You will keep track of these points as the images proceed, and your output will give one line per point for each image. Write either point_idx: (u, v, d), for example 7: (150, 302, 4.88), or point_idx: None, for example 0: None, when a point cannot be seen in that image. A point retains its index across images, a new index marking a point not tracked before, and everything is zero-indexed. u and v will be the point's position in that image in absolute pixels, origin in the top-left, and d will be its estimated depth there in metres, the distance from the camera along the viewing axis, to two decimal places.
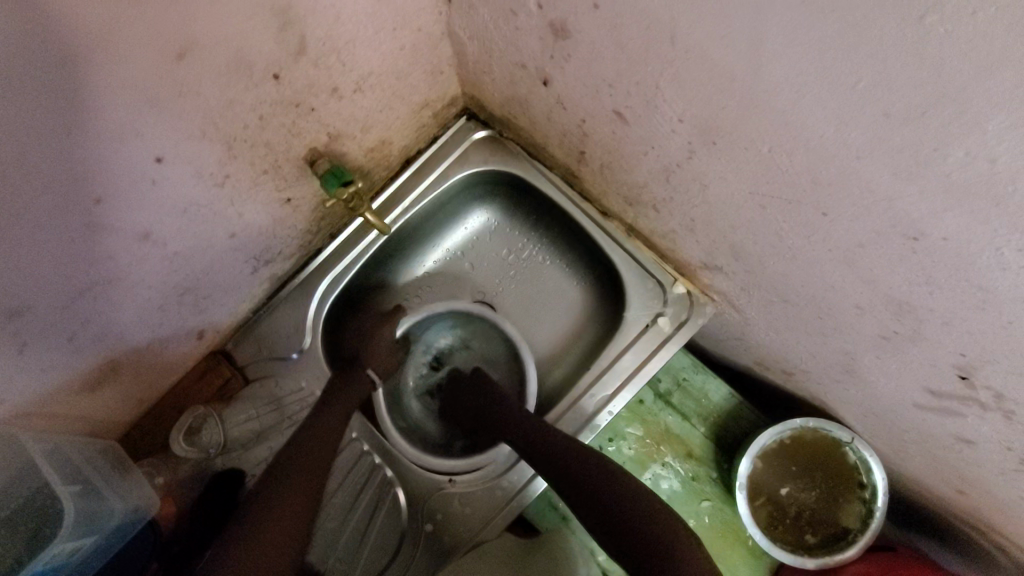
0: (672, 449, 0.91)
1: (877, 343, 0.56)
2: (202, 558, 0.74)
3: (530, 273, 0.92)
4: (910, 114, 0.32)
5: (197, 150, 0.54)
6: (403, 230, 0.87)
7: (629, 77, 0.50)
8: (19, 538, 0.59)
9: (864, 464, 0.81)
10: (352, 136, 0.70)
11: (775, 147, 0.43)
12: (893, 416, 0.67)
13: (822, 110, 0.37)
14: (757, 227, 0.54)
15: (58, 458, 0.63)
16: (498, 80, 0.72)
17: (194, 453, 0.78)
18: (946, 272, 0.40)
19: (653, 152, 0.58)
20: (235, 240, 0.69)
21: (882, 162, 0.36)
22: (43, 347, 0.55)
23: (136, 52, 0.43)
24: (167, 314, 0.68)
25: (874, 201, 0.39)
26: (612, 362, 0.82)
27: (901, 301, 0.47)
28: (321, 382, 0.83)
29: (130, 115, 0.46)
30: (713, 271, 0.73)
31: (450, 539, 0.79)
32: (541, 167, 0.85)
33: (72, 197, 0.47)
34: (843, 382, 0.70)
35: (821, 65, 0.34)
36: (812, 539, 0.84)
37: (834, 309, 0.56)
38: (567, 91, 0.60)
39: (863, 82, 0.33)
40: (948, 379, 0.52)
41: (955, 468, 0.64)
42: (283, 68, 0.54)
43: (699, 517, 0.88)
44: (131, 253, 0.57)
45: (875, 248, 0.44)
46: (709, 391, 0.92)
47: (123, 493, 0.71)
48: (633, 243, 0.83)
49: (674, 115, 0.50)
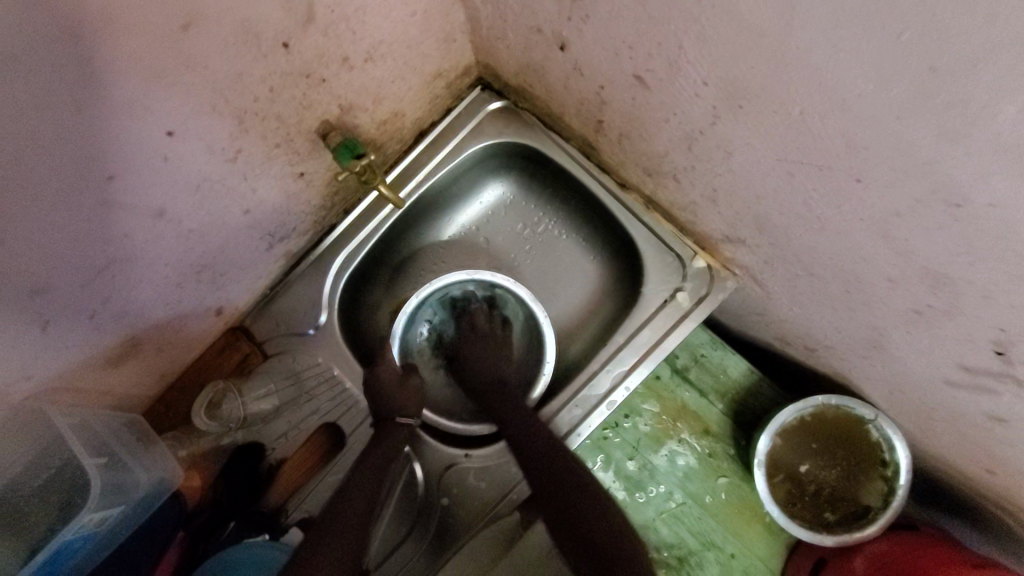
0: (689, 426, 0.90)
1: (908, 318, 0.53)
2: (228, 527, 0.81)
3: (545, 248, 0.91)
4: (960, 67, 0.30)
5: (209, 123, 0.54)
6: (417, 204, 0.86)
7: (652, 37, 0.48)
8: (49, 508, 0.61)
9: (887, 442, 0.79)
10: (364, 108, 0.69)
11: (807, 110, 0.41)
12: (920, 392, 0.65)
13: (861, 66, 0.35)
14: (784, 197, 0.52)
15: (86, 431, 0.65)
16: (512, 47, 0.69)
17: (215, 426, 0.79)
18: (988, 241, 0.37)
19: (675, 119, 0.55)
20: (249, 216, 0.68)
21: (926, 123, 0.34)
22: (65, 324, 0.56)
23: (142, 21, 0.41)
24: (185, 291, 0.68)
25: (915, 165, 0.37)
26: (629, 338, 0.81)
27: (938, 273, 0.44)
28: (338, 357, 0.83)
29: (139, 88, 0.45)
30: (735, 244, 0.71)
31: (466, 512, 0.80)
32: (557, 139, 0.83)
33: (85, 173, 0.47)
34: (868, 358, 0.68)
35: (862, 18, 0.32)
36: (832, 517, 0.83)
37: (864, 282, 0.54)
38: (585, 56, 0.58)
39: (908, 34, 0.31)
40: (982, 356, 0.49)
41: (984, 447, 0.62)
42: (292, 37, 0.53)
43: (716, 494, 0.88)
44: (147, 230, 0.57)
45: (912, 217, 0.41)
46: (729, 366, 0.90)
47: (147, 466, 0.73)
48: (652, 216, 0.81)
49: (699, 78, 0.47)
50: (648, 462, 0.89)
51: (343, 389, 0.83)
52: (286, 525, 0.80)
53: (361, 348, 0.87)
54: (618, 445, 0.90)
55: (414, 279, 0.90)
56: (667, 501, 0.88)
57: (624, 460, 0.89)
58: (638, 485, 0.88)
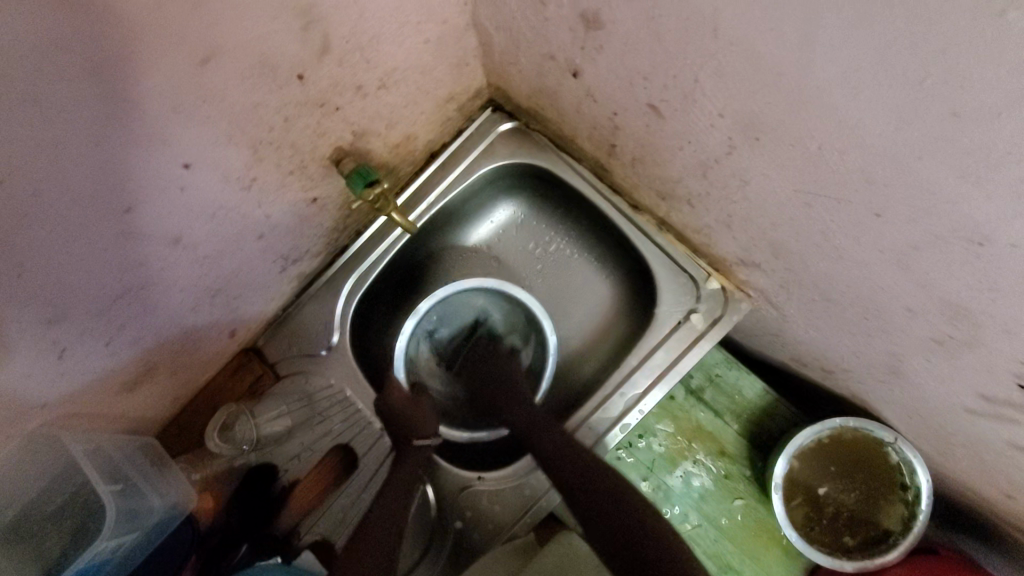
0: (704, 447, 0.88)
1: (927, 347, 0.52)
2: (240, 551, 0.79)
3: (558, 267, 0.91)
4: (983, 116, 0.29)
5: (224, 154, 0.54)
6: (428, 225, 0.86)
7: (667, 69, 0.48)
8: (64, 531, 0.61)
9: (908, 466, 0.77)
10: (376, 133, 0.69)
11: (825, 144, 0.40)
12: (941, 419, 0.64)
13: (880, 107, 0.34)
14: (800, 226, 0.52)
15: (100, 457, 0.65)
16: (525, 71, 0.69)
17: (228, 449, 0.79)
18: (1011, 279, 0.37)
19: (689, 147, 0.55)
20: (263, 241, 0.69)
21: (946, 166, 0.34)
22: (81, 351, 0.56)
23: (160, 58, 0.42)
24: (200, 314, 0.69)
25: (937, 204, 0.37)
26: (643, 359, 0.80)
27: (959, 307, 0.43)
28: (350, 378, 0.83)
29: (157, 125, 0.46)
30: (750, 268, 0.70)
31: (481, 534, 0.78)
32: (569, 160, 0.82)
33: (103, 207, 0.47)
34: (887, 384, 0.67)
35: (884, 61, 0.32)
36: (851, 541, 0.81)
37: (882, 311, 0.53)
38: (597, 84, 0.58)
39: (930, 81, 0.30)
40: (1004, 387, 0.48)
41: (1009, 477, 0.60)
42: (307, 69, 0.53)
43: (732, 516, 0.86)
44: (163, 258, 0.57)
45: (932, 251, 0.41)
46: (743, 387, 0.89)
47: (161, 490, 0.72)
48: (664, 238, 0.80)
49: (714, 109, 0.47)
50: (662, 483, 0.88)
51: (355, 410, 0.83)
52: (298, 547, 0.80)
53: (373, 369, 0.87)
54: (633, 465, 0.88)
55: (426, 299, 0.90)
56: (683, 524, 0.87)
57: (638, 481, 0.88)
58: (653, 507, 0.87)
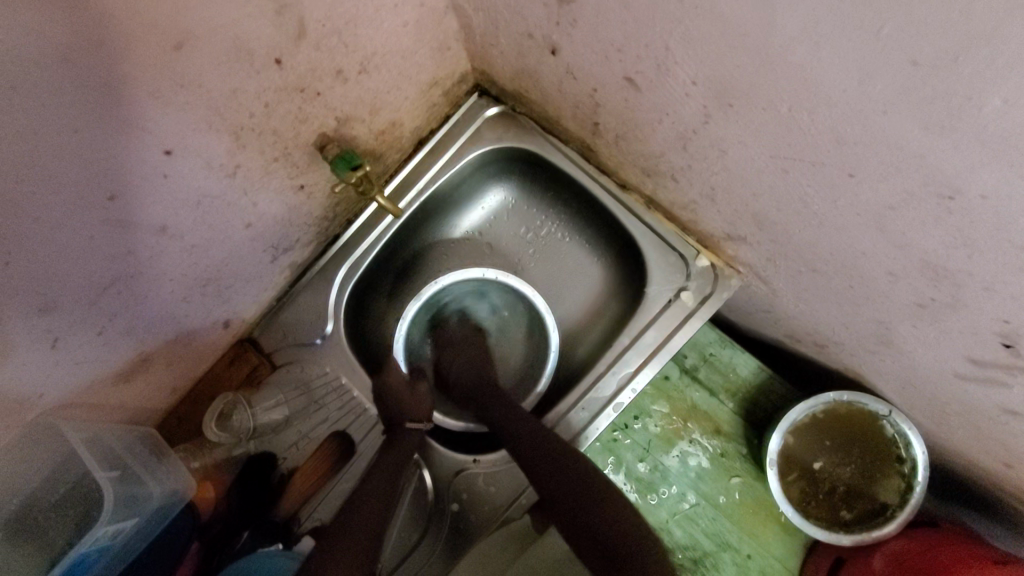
0: (700, 426, 0.89)
1: (912, 312, 0.52)
2: (241, 537, 0.80)
3: (550, 251, 0.91)
4: (941, 60, 0.29)
5: (206, 140, 0.55)
6: (418, 212, 0.86)
7: (638, 39, 0.48)
8: (68, 520, 0.63)
9: (903, 438, 0.77)
10: (361, 119, 0.70)
11: (794, 106, 0.41)
12: (932, 387, 0.63)
13: (842, 60, 0.34)
14: (779, 193, 0.52)
15: (99, 446, 0.66)
16: (506, 52, 0.70)
17: (227, 438, 0.80)
18: (985, 232, 0.36)
19: (668, 119, 0.55)
20: (252, 229, 0.70)
21: (912, 116, 0.34)
22: (75, 340, 0.57)
23: (133, 43, 0.43)
24: (192, 304, 0.70)
25: (906, 159, 0.37)
26: (635, 338, 0.80)
27: (937, 266, 0.43)
28: (344, 365, 0.83)
29: (135, 111, 0.47)
30: (737, 242, 0.70)
31: (478, 517, 0.79)
32: (556, 142, 0.83)
33: (87, 195, 0.48)
34: (877, 354, 0.67)
35: (841, 12, 0.32)
36: (848, 515, 0.81)
37: (866, 277, 0.53)
38: (575, 60, 0.58)
39: (887, 28, 0.30)
40: (990, 347, 0.48)
41: (1001, 441, 0.59)
42: (284, 54, 0.54)
43: (729, 494, 0.87)
44: (151, 247, 0.58)
45: (906, 209, 0.41)
46: (738, 365, 0.89)
47: (160, 477, 0.73)
48: (652, 216, 0.80)
49: (687, 77, 0.47)
50: (659, 463, 0.88)
51: (351, 397, 0.84)
52: (298, 534, 0.81)
53: (368, 357, 0.87)
54: (629, 446, 0.89)
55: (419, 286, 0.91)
56: (681, 503, 0.87)
57: (635, 463, 0.88)
58: (651, 488, 0.88)
